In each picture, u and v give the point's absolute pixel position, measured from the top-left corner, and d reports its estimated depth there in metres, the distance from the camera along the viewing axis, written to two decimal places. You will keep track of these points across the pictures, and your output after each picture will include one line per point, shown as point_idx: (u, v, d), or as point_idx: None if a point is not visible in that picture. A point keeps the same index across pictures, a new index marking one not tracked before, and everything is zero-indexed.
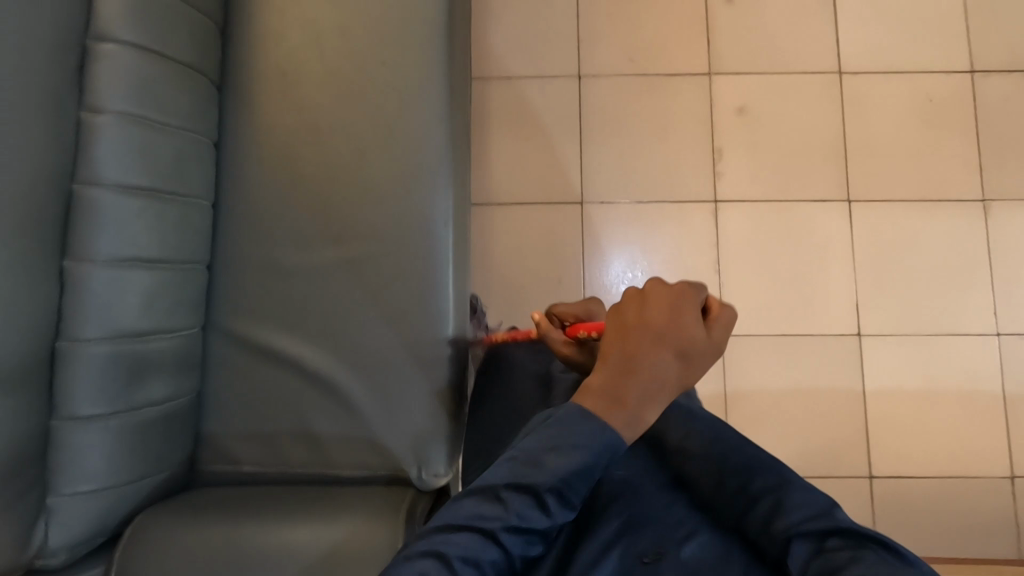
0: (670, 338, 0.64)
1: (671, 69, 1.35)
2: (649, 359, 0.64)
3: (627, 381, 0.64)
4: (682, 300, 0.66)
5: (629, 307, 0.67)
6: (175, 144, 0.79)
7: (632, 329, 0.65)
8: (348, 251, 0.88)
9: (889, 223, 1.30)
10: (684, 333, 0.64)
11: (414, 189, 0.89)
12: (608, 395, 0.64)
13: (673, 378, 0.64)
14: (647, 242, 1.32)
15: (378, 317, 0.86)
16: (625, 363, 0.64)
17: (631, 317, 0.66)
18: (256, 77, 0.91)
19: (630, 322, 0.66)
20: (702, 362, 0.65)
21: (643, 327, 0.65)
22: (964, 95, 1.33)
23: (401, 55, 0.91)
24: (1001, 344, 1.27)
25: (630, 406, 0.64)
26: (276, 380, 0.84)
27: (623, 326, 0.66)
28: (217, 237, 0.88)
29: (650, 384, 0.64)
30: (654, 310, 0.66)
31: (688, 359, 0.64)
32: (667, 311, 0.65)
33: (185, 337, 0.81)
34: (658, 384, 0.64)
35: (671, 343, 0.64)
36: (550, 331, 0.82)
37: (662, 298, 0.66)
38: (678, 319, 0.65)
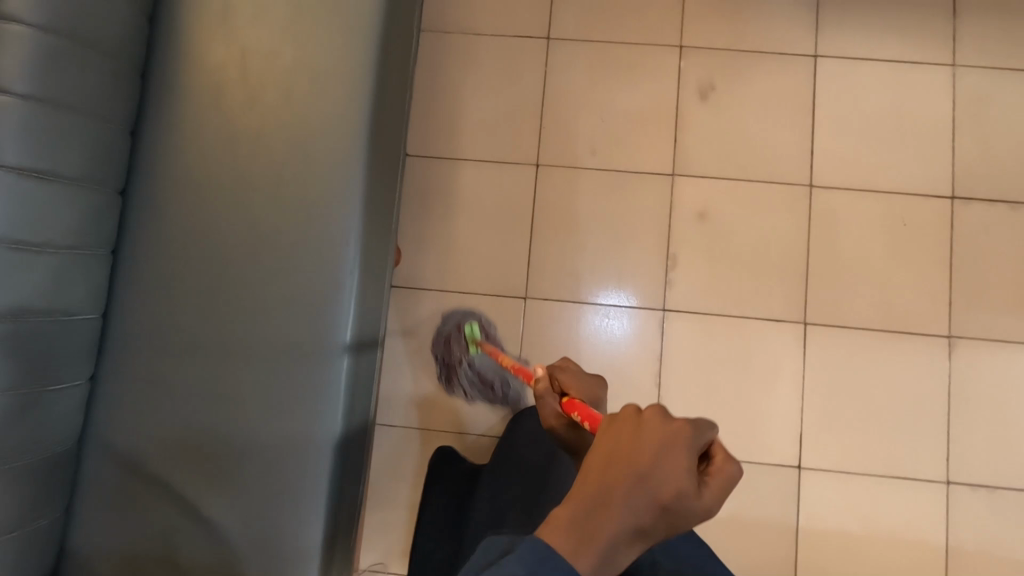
0: (653, 483, 0.52)
1: (634, 165, 1.30)
2: (624, 503, 0.52)
3: (598, 522, 0.51)
4: (682, 438, 0.53)
5: (621, 434, 0.55)
6: (57, 263, 0.78)
7: (617, 462, 0.53)
8: (239, 373, 0.85)
9: (843, 352, 1.24)
10: (675, 480, 0.51)
11: (313, 315, 0.86)
12: (574, 527, 0.52)
13: (648, 532, 0.52)
14: (590, 344, 1.27)
15: (262, 446, 0.85)
16: (597, 499, 0.52)
17: (617, 444, 0.54)
18: (163, 181, 0.87)
19: (616, 452, 0.54)
20: (689, 519, 0.52)
21: (630, 463, 0.53)
22: (940, 221, 1.26)
23: (316, 169, 0.88)
24: (950, 492, 1.20)
25: (597, 550, 0.51)
26: (148, 502, 0.84)
27: (609, 453, 0.55)
28: (102, 347, 0.86)
29: (622, 532, 0.51)
30: (642, 446, 0.53)
31: (673, 513, 0.51)
32: (661, 448, 0.53)
33: (54, 456, 0.81)
34: (632, 534, 0.52)
35: (654, 489, 0.52)
36: (545, 398, 0.80)
37: (657, 430, 0.54)
38: (667, 462, 0.52)
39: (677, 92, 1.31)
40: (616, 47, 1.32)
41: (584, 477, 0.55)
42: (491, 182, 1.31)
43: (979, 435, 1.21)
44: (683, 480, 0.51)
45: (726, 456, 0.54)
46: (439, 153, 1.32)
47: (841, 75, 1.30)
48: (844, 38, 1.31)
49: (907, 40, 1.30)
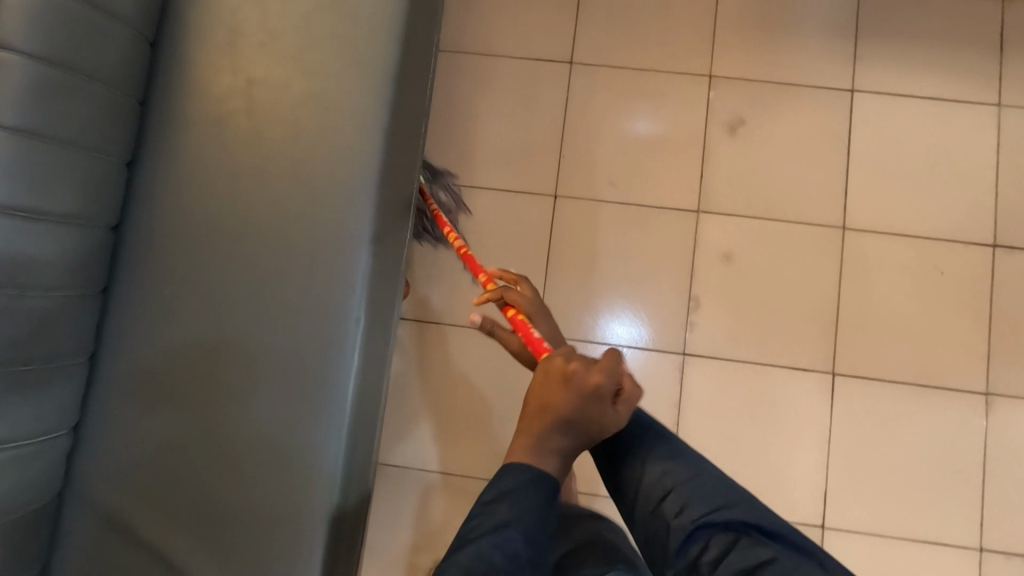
0: (577, 419, 0.62)
1: (657, 200, 1.24)
2: (557, 435, 0.63)
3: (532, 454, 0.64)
4: (595, 384, 0.61)
5: (546, 386, 0.64)
6: (43, 308, 0.72)
7: (544, 410, 0.63)
8: (234, 425, 0.80)
9: (872, 407, 1.18)
10: (594, 411, 0.62)
11: (315, 365, 0.81)
12: (524, 456, 0.64)
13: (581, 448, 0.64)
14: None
15: (256, 505, 0.79)
16: (536, 435, 0.63)
17: (545, 392, 0.63)
18: (160, 217, 0.82)
19: (544, 398, 0.63)
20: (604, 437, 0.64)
21: (556, 408, 0.62)
22: (980, 271, 1.19)
23: (322, 209, 0.83)
24: (983, 560, 1.13)
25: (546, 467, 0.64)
26: (131, 563, 0.78)
27: (539, 399, 0.64)
28: (89, 394, 0.81)
29: (561, 453, 0.63)
30: (564, 394, 0.62)
31: (598, 434, 0.63)
32: (579, 394, 0.62)
33: (32, 513, 0.75)
34: (566, 454, 0.64)
35: (578, 424, 0.62)
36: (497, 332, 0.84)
37: (574, 382, 0.62)
38: (584, 408, 0.62)
39: (705, 124, 1.25)
40: (642, 74, 1.26)
41: (524, 418, 0.65)
42: (506, 213, 1.25)
43: (1016, 500, 1.14)
44: (601, 412, 0.62)
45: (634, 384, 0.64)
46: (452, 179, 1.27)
47: (878, 112, 1.23)
48: (883, 72, 1.24)
49: (951, 76, 1.23)
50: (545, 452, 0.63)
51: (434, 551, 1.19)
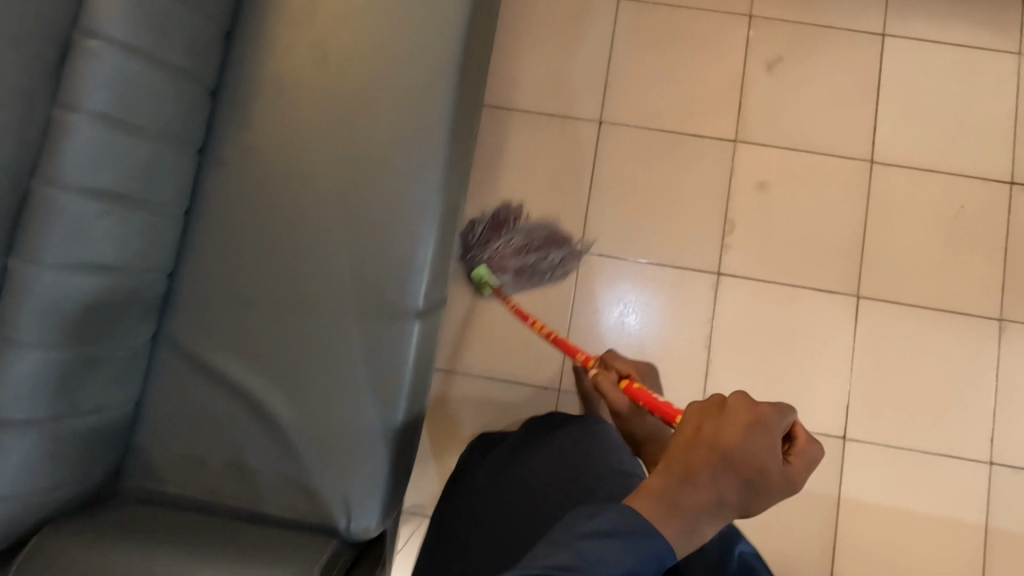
0: (743, 462, 0.57)
1: (697, 130, 1.30)
2: (715, 479, 0.57)
3: (683, 490, 0.57)
4: (768, 419, 0.59)
5: (706, 416, 0.61)
6: (153, 151, 0.76)
7: (704, 440, 0.59)
8: (318, 288, 0.84)
9: (893, 329, 1.25)
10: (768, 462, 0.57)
11: (396, 233, 0.86)
12: (661, 504, 0.57)
13: (737, 504, 0.58)
14: (641, 318, 1.27)
15: (336, 363, 0.83)
16: (682, 476, 0.58)
17: (706, 427, 0.59)
18: (253, 88, 0.87)
19: (703, 432, 0.59)
20: (769, 496, 0.58)
21: (717, 444, 0.58)
22: (998, 206, 1.26)
23: (406, 90, 0.87)
24: (992, 474, 1.21)
25: (684, 520, 0.56)
26: (219, 405, 0.82)
27: (698, 429, 0.60)
28: (182, 248, 0.85)
29: (715, 501, 0.57)
30: (727, 424, 0.59)
31: (765, 491, 0.57)
32: (751, 430, 0.58)
33: (131, 346, 0.79)
34: (721, 507, 0.57)
35: (742, 465, 0.57)
36: (603, 382, 0.91)
37: (741, 414, 0.59)
38: (750, 444, 0.57)
39: (745, 60, 1.31)
40: (686, 11, 1.33)
41: (672, 451, 0.60)
42: (552, 136, 1.31)
43: None
44: (776, 465, 0.57)
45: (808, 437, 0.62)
46: (501, 104, 1.32)
47: (907, 56, 1.31)
48: (914, 20, 1.31)
49: (977, 26, 1.30)
50: (696, 504, 0.57)
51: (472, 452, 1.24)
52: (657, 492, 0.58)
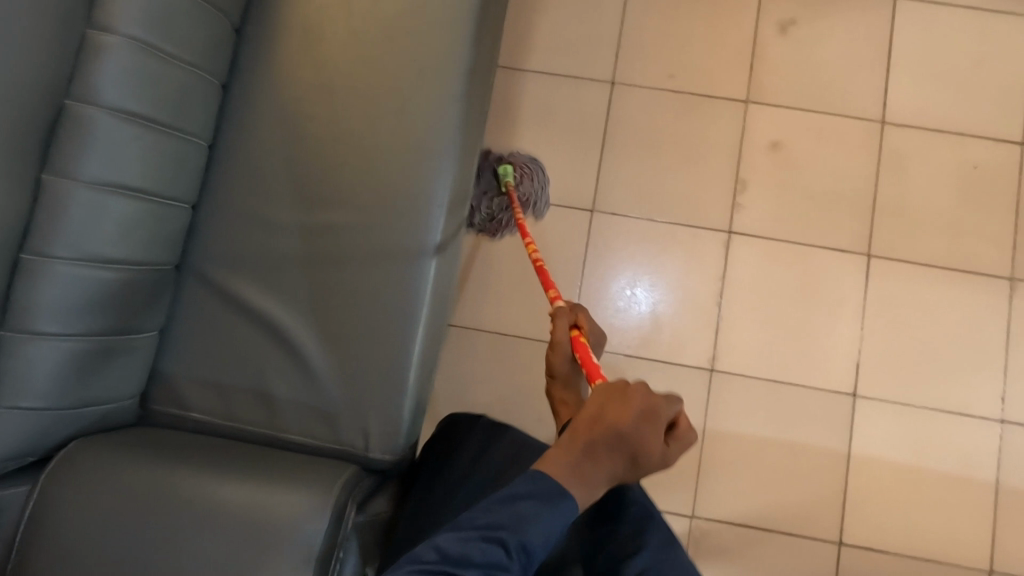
0: (641, 440, 0.61)
1: (710, 90, 1.31)
2: (611, 456, 0.61)
3: (587, 463, 0.61)
4: (659, 407, 0.64)
5: (609, 397, 0.64)
6: (182, 80, 0.78)
7: (606, 420, 0.62)
8: (339, 220, 0.86)
9: (904, 287, 1.25)
10: (656, 444, 0.62)
11: (416, 167, 0.87)
12: (568, 476, 0.60)
13: (625, 477, 0.63)
14: (654, 274, 1.27)
15: (357, 294, 0.85)
16: (585, 453, 0.61)
17: (609, 405, 0.63)
18: (276, 27, 0.89)
19: (607, 411, 0.63)
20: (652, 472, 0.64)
21: (619, 424, 0.62)
22: (1009, 166, 1.27)
23: (427, 26, 0.88)
24: (1003, 432, 1.21)
25: (586, 489, 0.60)
26: (242, 333, 0.84)
27: (600, 409, 0.64)
28: (207, 182, 0.87)
29: (610, 473, 0.61)
30: (630, 405, 0.63)
31: (649, 469, 0.63)
32: (647, 415, 0.63)
33: (159, 272, 0.81)
34: (612, 480, 0.62)
35: (636, 445, 0.61)
36: (559, 319, 0.83)
37: (638, 399, 0.64)
38: (646, 427, 0.62)
39: (757, 22, 1.32)
40: None
41: (576, 427, 0.63)
42: (565, 97, 1.32)
43: None
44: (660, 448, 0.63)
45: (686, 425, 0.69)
46: (515, 65, 1.33)
47: (919, 19, 1.31)
48: None
49: None
50: (593, 475, 0.61)
51: (484, 406, 1.25)
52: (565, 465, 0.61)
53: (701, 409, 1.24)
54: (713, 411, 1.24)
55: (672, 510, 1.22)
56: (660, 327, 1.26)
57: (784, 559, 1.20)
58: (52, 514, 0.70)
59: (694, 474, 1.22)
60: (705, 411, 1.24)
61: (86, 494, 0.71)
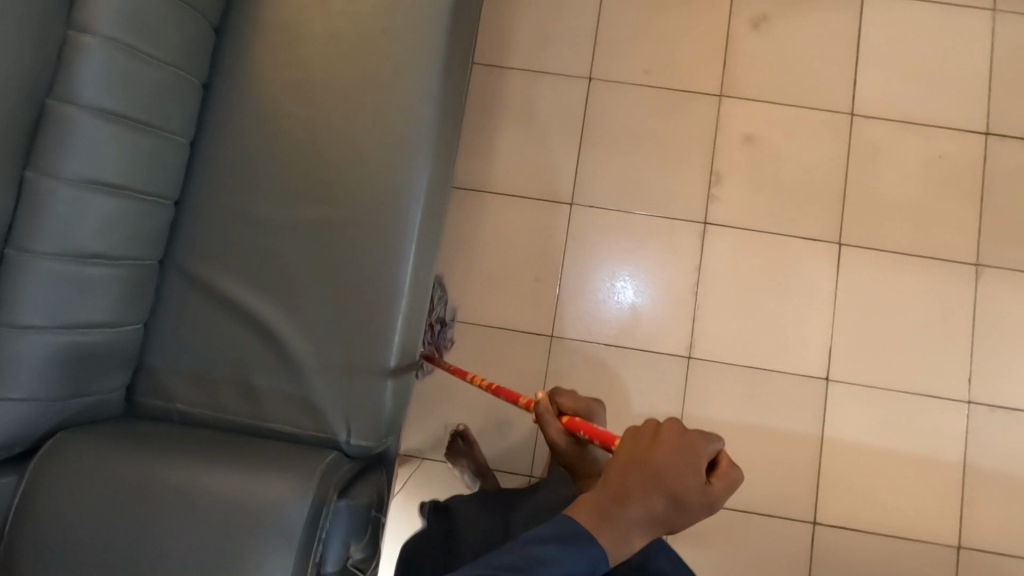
0: (674, 481, 0.60)
1: (684, 85, 1.34)
2: (642, 497, 0.61)
3: (617, 507, 0.61)
4: (694, 440, 0.62)
5: (640, 440, 0.64)
6: (160, 79, 0.80)
7: (636, 462, 0.62)
8: (320, 215, 0.88)
9: (873, 275, 1.29)
10: (692, 481, 0.60)
11: (393, 162, 0.89)
12: (595, 522, 0.61)
13: (663, 522, 0.61)
14: (632, 265, 1.31)
15: (338, 287, 0.87)
16: (613, 498, 0.62)
17: (639, 448, 0.63)
18: (255, 27, 0.91)
19: (637, 455, 0.63)
20: (695, 514, 0.61)
21: (649, 465, 0.61)
22: (974, 156, 1.31)
23: (402, 25, 0.91)
24: (970, 413, 1.25)
25: (614, 537, 0.61)
26: (226, 326, 0.87)
27: (632, 454, 0.63)
28: (188, 179, 0.89)
29: (644, 517, 0.61)
30: (660, 445, 0.62)
31: (689, 508, 0.60)
32: (679, 453, 0.61)
33: (142, 267, 0.83)
34: (648, 523, 0.61)
35: (668, 486, 0.60)
36: (546, 417, 0.82)
37: (670, 438, 0.63)
38: (679, 469, 0.61)
39: (730, 18, 1.35)
40: None
41: (606, 475, 0.64)
42: (544, 92, 1.35)
43: (1002, 361, 1.26)
44: (699, 485, 0.60)
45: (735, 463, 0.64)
46: (493, 62, 1.36)
47: (886, 13, 1.35)
48: None
49: None
50: (626, 519, 0.61)
51: (468, 397, 1.28)
52: (592, 508, 0.63)
53: (679, 395, 1.27)
54: (691, 398, 1.27)
55: None
56: (639, 317, 1.29)
57: (762, 541, 1.23)
58: (41, 502, 0.72)
59: None
60: (682, 398, 1.27)
61: (73, 482, 0.73)
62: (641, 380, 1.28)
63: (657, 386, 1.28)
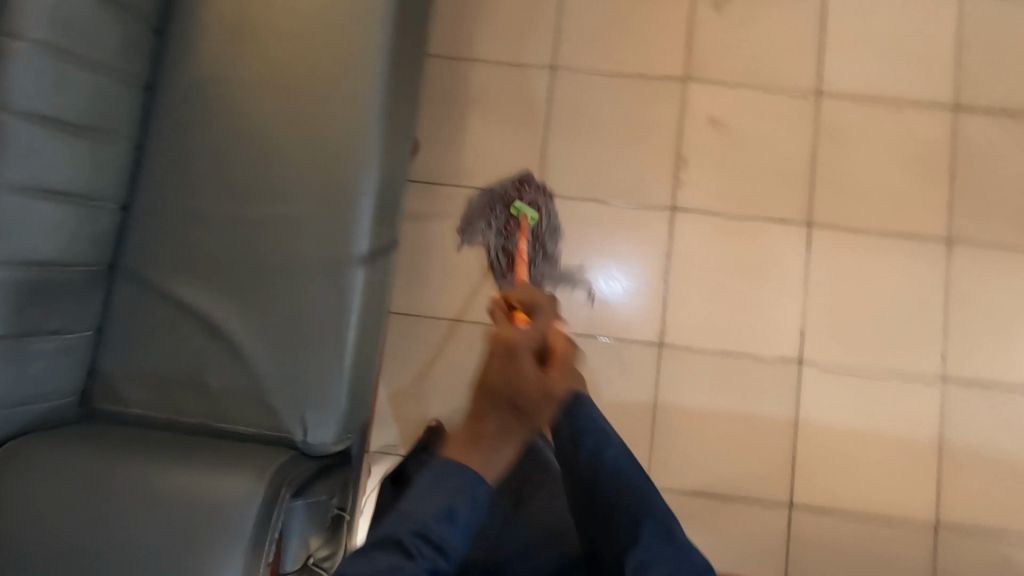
0: (511, 384, 0.72)
1: (648, 70, 1.33)
2: (495, 410, 0.72)
3: (476, 427, 0.72)
4: (516, 339, 0.76)
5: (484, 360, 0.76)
6: (93, 82, 0.80)
7: (482, 382, 0.74)
8: (269, 212, 0.88)
9: (844, 255, 1.28)
10: (524, 377, 0.73)
11: (341, 157, 0.88)
12: (467, 444, 0.72)
13: (520, 424, 0.73)
14: (602, 253, 1.30)
15: (289, 284, 0.87)
16: (473, 420, 0.73)
17: (484, 370, 0.75)
18: (196, 27, 0.91)
19: (483, 375, 0.75)
20: (540, 404, 0.73)
21: (489, 378, 0.74)
22: (944, 131, 1.30)
23: (345, 19, 0.90)
24: (945, 390, 1.25)
25: (484, 452, 0.71)
26: (178, 328, 0.86)
27: (480, 375, 0.75)
28: (133, 183, 0.89)
29: (501, 427, 0.72)
30: (498, 356, 0.75)
31: (529, 403, 0.72)
32: (507, 355, 0.74)
33: (87, 272, 0.84)
34: (509, 431, 0.72)
35: (507, 390, 0.72)
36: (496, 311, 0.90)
37: (500, 347, 0.76)
38: (512, 372, 0.73)
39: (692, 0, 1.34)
40: None
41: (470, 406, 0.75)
42: (507, 83, 1.34)
43: (976, 338, 1.25)
44: (530, 377, 0.73)
45: (560, 341, 0.80)
46: (455, 54, 1.35)
47: None
48: None
49: None
50: (489, 434, 0.71)
51: (440, 392, 1.28)
52: (461, 440, 0.73)
53: (652, 382, 1.27)
54: (663, 384, 1.27)
55: None
56: (610, 306, 1.29)
57: (738, 524, 1.23)
58: None
59: (647, 447, 1.25)
60: (655, 385, 1.27)
61: (20, 489, 0.73)
62: (613, 368, 1.27)
63: (629, 373, 1.27)
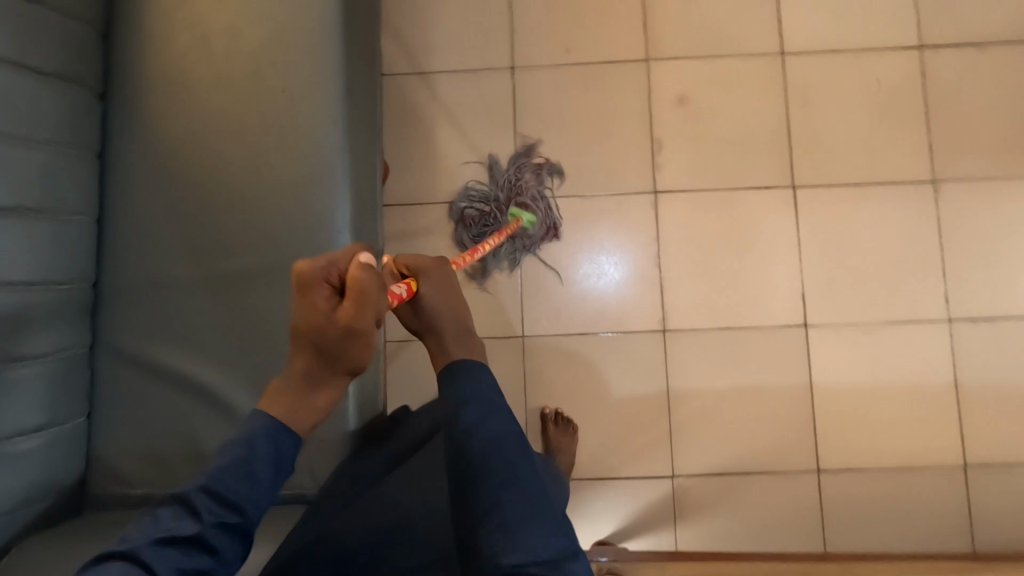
0: (298, 328, 0.63)
1: (608, 56, 1.30)
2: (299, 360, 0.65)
3: (284, 375, 0.66)
4: (299, 273, 0.62)
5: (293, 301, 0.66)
6: (40, 160, 0.77)
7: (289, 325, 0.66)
8: (243, 267, 0.85)
9: (832, 211, 1.27)
10: (316, 317, 0.62)
11: (310, 198, 0.85)
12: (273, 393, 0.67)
13: (324, 371, 0.65)
14: (590, 247, 1.27)
15: (276, 336, 0.84)
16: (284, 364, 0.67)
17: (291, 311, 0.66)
18: (138, 85, 0.87)
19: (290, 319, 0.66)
20: (338, 346, 0.63)
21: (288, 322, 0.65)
22: (912, 72, 1.28)
23: (292, 54, 0.87)
24: (953, 330, 1.24)
25: (289, 397, 0.65)
26: (169, 399, 0.83)
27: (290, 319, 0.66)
28: (101, 257, 0.86)
29: (305, 371, 0.65)
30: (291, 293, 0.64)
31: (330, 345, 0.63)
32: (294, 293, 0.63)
33: (67, 357, 0.81)
34: (315, 376, 0.65)
35: (298, 334, 0.64)
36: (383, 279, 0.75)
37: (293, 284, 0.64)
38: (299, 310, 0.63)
39: None
40: None
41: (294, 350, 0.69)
42: (469, 90, 1.31)
43: (975, 273, 1.25)
44: (322, 316, 0.62)
45: (356, 267, 0.61)
46: (412, 70, 1.32)
47: None
48: None
49: None
50: (294, 382, 0.66)
51: None
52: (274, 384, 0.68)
53: (661, 368, 1.25)
54: (672, 370, 1.25)
55: (651, 475, 1.23)
56: (606, 300, 1.27)
57: (767, 498, 1.22)
58: None
59: (666, 435, 1.24)
60: (665, 372, 1.25)
61: None
62: (620, 361, 1.26)
63: (636, 364, 1.25)
